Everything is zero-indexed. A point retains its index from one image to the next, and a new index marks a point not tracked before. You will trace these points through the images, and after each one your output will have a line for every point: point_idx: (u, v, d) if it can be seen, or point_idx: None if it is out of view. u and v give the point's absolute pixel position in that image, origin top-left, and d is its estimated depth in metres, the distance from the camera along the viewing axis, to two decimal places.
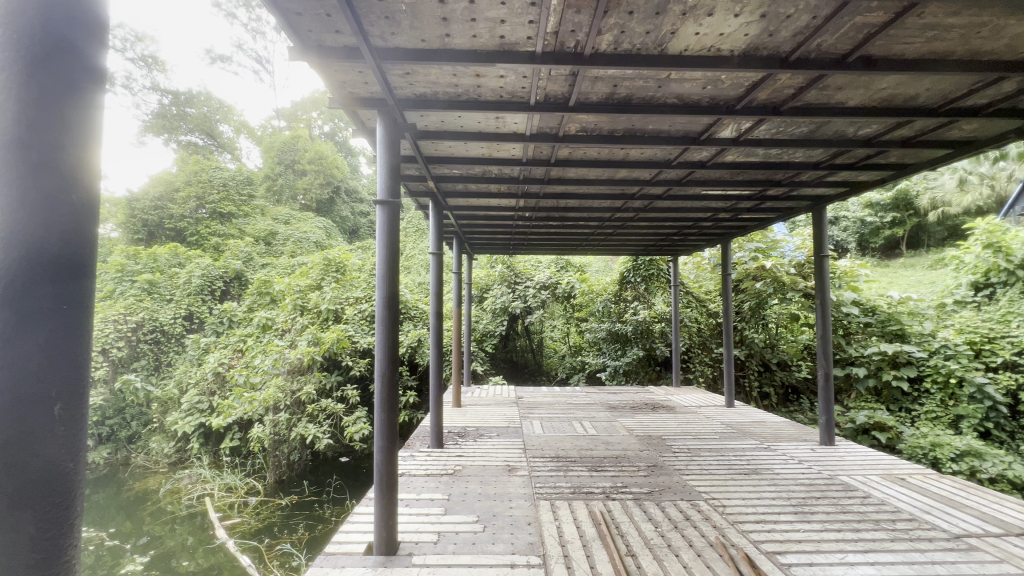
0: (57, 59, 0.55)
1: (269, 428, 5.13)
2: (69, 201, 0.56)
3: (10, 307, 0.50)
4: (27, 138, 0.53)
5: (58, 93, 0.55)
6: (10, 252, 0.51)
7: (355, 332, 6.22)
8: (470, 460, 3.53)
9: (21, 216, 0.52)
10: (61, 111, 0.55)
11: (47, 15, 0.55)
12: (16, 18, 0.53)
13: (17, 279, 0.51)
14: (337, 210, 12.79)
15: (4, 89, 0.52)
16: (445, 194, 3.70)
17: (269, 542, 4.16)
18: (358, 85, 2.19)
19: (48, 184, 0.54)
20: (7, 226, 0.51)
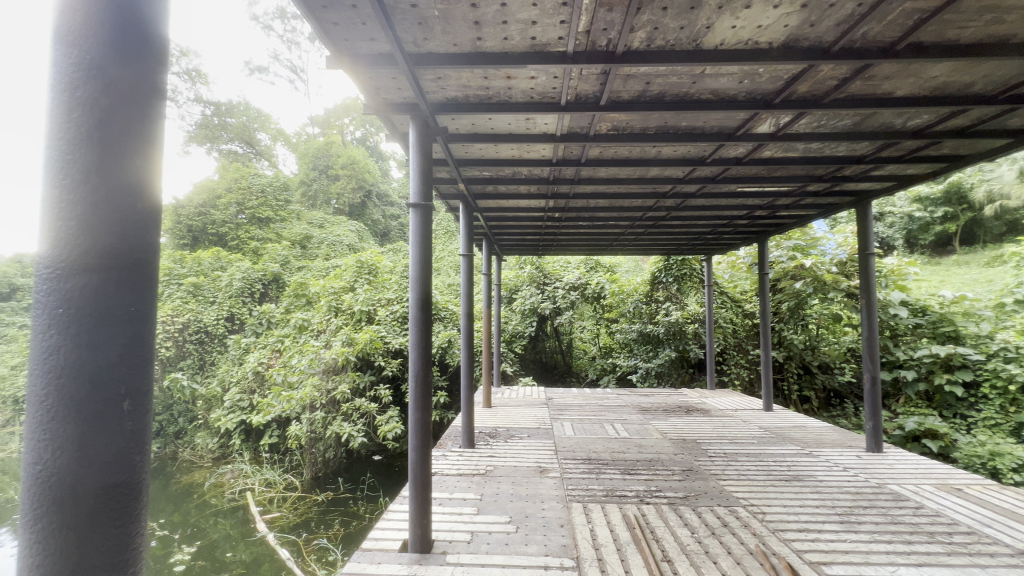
0: (127, 75, 0.58)
1: (305, 426, 5.29)
2: (137, 212, 0.59)
3: (87, 311, 0.54)
4: (100, 153, 0.56)
5: (126, 110, 0.58)
6: (87, 260, 0.55)
7: (387, 333, 6.33)
8: (501, 460, 3.55)
9: (94, 221, 0.55)
10: (129, 127, 0.58)
11: (116, 36, 0.58)
12: (91, 41, 0.57)
13: (93, 286, 0.55)
14: (369, 213, 13.06)
15: (81, 112, 0.56)
16: (475, 196, 3.74)
17: (307, 536, 4.30)
18: (392, 91, 2.24)
19: (119, 197, 0.57)
20: (85, 235, 0.55)
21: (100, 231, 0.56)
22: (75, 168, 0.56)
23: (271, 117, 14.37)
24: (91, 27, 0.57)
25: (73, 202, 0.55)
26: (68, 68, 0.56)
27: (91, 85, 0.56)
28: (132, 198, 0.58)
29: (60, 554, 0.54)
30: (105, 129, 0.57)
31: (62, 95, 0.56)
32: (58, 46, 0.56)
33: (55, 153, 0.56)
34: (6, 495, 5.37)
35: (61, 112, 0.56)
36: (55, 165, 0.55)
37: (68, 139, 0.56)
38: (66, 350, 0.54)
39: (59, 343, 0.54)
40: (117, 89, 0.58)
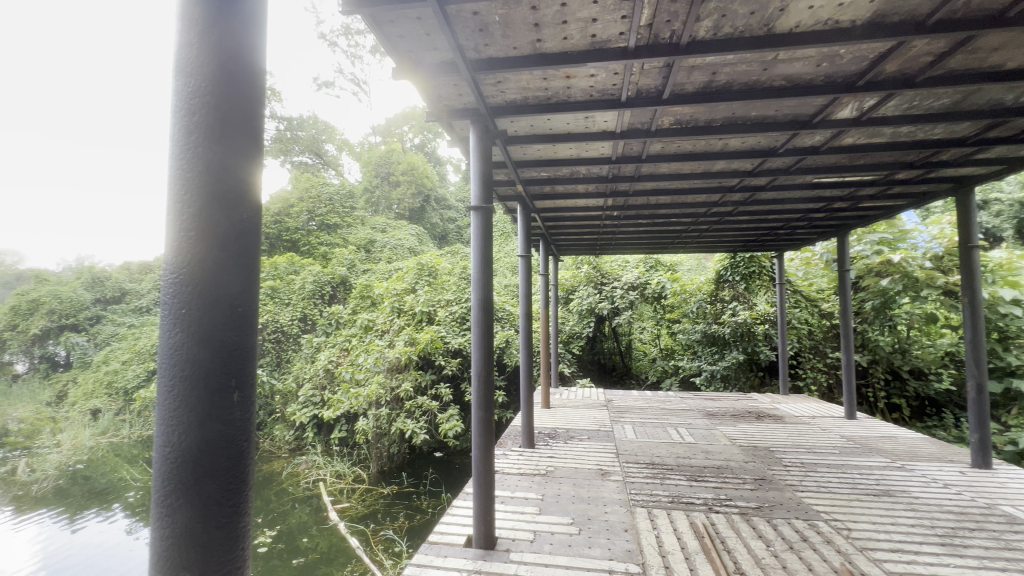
0: (232, 95, 0.64)
1: (372, 421, 5.55)
2: (243, 224, 0.65)
3: (206, 312, 0.61)
4: (215, 173, 0.63)
5: (233, 132, 0.64)
6: (206, 264, 0.61)
7: (447, 333, 6.49)
8: (562, 461, 3.53)
9: (212, 232, 0.62)
10: (236, 145, 0.65)
11: (224, 67, 0.64)
12: (206, 73, 0.63)
13: (210, 289, 0.61)
14: (428, 217, 13.45)
15: (200, 136, 0.63)
16: (532, 197, 3.76)
17: (374, 527, 4.51)
18: (453, 98, 2.31)
19: (229, 210, 0.63)
20: (205, 243, 0.62)
21: (211, 238, 0.62)
22: (189, 180, 0.62)
23: (338, 129, 15.26)
24: (203, 55, 0.63)
25: (190, 213, 0.62)
26: (184, 93, 0.63)
27: (203, 108, 0.63)
28: (235, 206, 0.64)
29: (178, 529, 0.61)
30: (215, 148, 0.63)
31: (180, 119, 0.63)
32: (175, 75, 0.64)
33: (174, 169, 0.62)
34: (121, 475, 6.08)
35: (180, 134, 0.63)
36: (175, 179, 0.62)
37: (184, 153, 0.62)
38: (188, 346, 0.61)
39: (180, 340, 0.61)
40: (221, 107, 0.63)
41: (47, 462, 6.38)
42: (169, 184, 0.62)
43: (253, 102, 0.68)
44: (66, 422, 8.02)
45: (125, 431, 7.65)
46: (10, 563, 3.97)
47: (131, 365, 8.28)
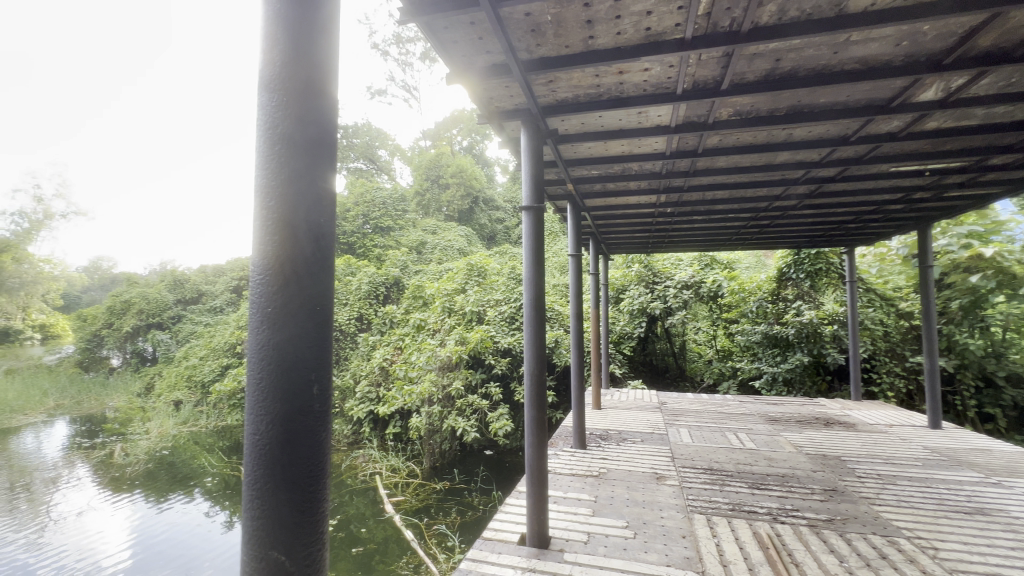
0: (310, 108, 0.70)
1: (425, 418, 5.70)
2: (320, 230, 0.70)
3: (290, 311, 0.67)
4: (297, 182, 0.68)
5: (310, 143, 0.70)
6: (291, 266, 0.67)
7: (497, 333, 6.53)
8: (615, 464, 3.48)
9: (295, 236, 0.68)
10: (315, 154, 0.70)
11: (303, 87, 0.70)
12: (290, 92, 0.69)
13: (294, 290, 0.67)
14: (476, 218, 13.62)
15: (285, 149, 0.69)
16: (582, 196, 3.73)
17: (428, 521, 4.64)
18: (505, 100, 2.34)
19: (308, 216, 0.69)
20: (289, 247, 0.68)
21: (293, 240, 0.68)
22: (272, 186, 0.68)
23: (390, 136, 15.92)
24: (285, 73, 0.69)
25: (274, 218, 0.67)
26: (268, 107, 0.69)
27: (284, 121, 0.69)
28: (313, 210, 0.69)
29: (267, 511, 0.67)
30: (294, 158, 0.69)
31: (264, 132, 0.69)
32: (261, 92, 0.70)
33: (261, 179, 0.69)
34: (200, 463, 6.62)
35: (265, 145, 0.69)
36: (262, 187, 0.69)
37: (270, 163, 0.68)
38: (273, 342, 0.66)
39: (266, 334, 0.67)
40: (300, 117, 0.69)
41: (138, 447, 7.04)
42: (257, 192, 0.68)
43: (328, 110, 0.74)
44: (153, 412, 8.83)
45: (203, 421, 8.30)
46: (107, 539, 4.40)
47: (207, 360, 8.97)
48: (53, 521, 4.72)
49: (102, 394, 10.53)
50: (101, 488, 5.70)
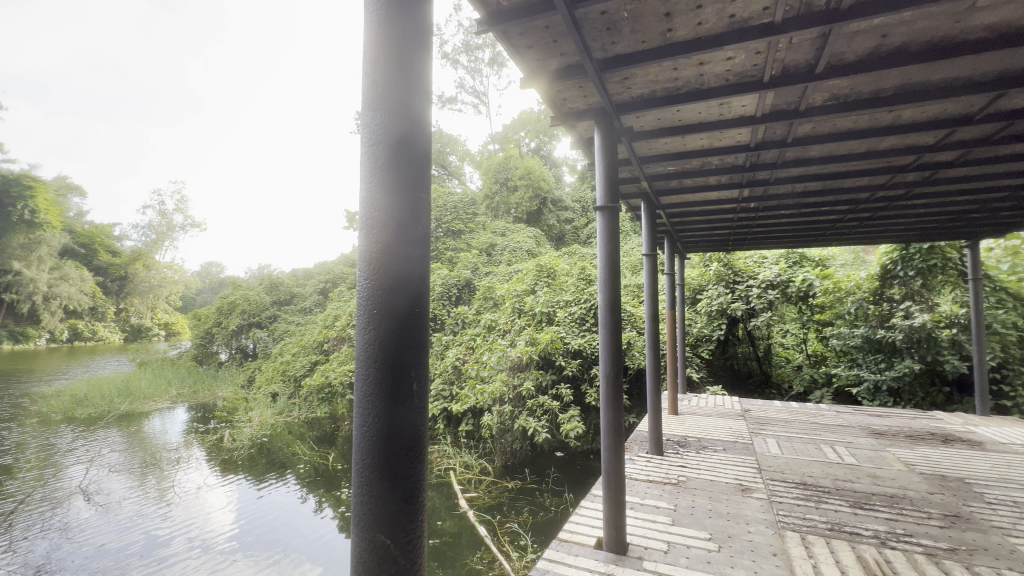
0: (407, 132, 0.80)
1: (496, 417, 5.81)
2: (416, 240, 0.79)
3: (392, 313, 0.75)
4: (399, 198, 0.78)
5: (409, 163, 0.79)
6: (394, 274, 0.76)
7: (567, 333, 6.39)
8: (695, 472, 3.32)
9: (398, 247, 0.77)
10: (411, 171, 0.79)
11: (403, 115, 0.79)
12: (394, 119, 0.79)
13: (395, 293, 0.76)
14: (545, 219, 13.62)
15: (388, 168, 0.78)
16: (658, 193, 3.60)
17: (500, 518, 4.72)
18: (578, 100, 2.33)
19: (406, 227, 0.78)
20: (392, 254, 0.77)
21: (393, 247, 0.77)
22: (377, 201, 0.78)
23: (460, 141, 16.43)
24: (387, 99, 0.80)
25: (380, 229, 0.77)
26: (374, 132, 0.79)
27: (385, 141, 0.78)
28: (410, 221, 0.79)
29: (372, 499, 0.75)
30: (395, 176, 0.78)
31: (368, 152, 0.80)
32: (369, 119, 0.80)
33: (370, 195, 0.79)
34: (294, 450, 7.23)
35: (371, 165, 0.79)
36: (370, 204, 0.78)
37: (377, 182, 0.78)
38: (378, 340, 0.75)
39: (371, 333, 0.76)
40: (399, 138, 0.79)
41: (243, 433, 7.82)
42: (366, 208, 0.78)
43: (422, 131, 0.83)
44: (254, 402, 9.79)
45: (296, 412, 9.05)
46: (215, 516, 4.90)
47: (299, 357, 9.77)
48: (176, 496, 5.38)
49: (212, 384, 11.87)
50: (213, 469, 6.41)
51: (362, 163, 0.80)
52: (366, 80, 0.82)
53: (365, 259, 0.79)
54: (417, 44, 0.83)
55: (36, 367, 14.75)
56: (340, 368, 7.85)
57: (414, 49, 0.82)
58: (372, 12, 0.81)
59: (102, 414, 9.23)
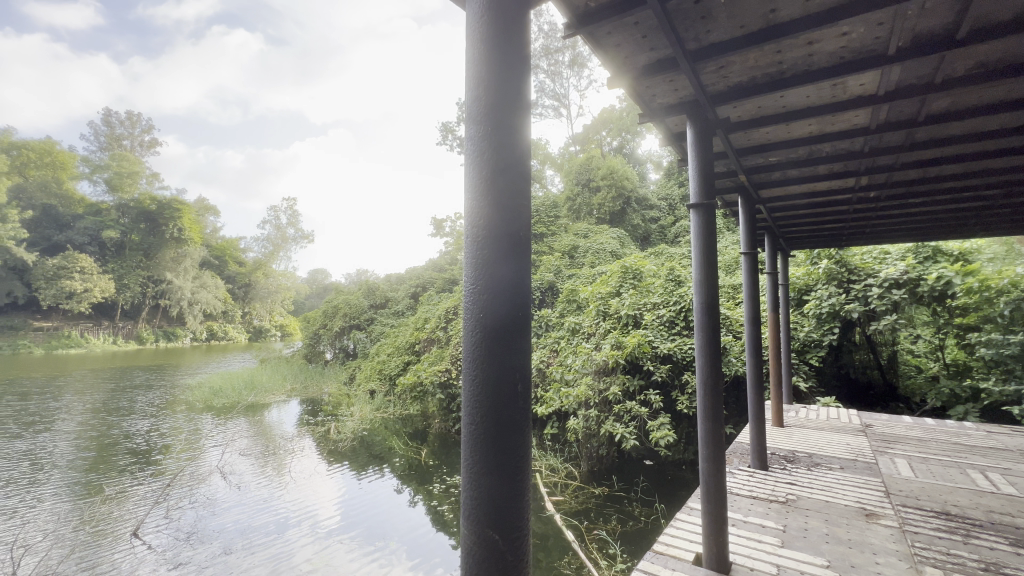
0: (507, 148, 0.86)
1: (582, 421, 5.71)
2: (518, 249, 0.84)
3: (498, 318, 0.80)
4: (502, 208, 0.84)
5: (511, 177, 0.85)
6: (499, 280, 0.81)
7: (655, 337, 6.06)
8: (806, 491, 3.02)
9: (503, 256, 0.82)
10: (512, 185, 0.85)
11: (503, 133, 0.86)
12: (497, 138, 0.86)
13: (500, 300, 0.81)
14: (629, 219, 13.20)
15: (493, 182, 0.85)
16: (757, 186, 3.35)
17: (587, 525, 4.65)
18: (668, 95, 2.25)
19: (510, 235, 0.83)
20: (499, 263, 0.82)
21: (498, 256, 0.83)
22: (483, 216, 0.85)
23: (541, 145, 16.49)
24: (489, 117, 0.87)
25: (486, 239, 0.84)
26: (481, 151, 0.87)
27: (490, 158, 0.86)
28: (513, 230, 0.84)
29: (481, 495, 0.79)
30: (497, 188, 0.85)
31: (474, 168, 0.87)
32: (476, 141, 0.87)
33: (478, 209, 0.86)
34: (390, 445, 7.73)
35: (479, 183, 0.86)
36: (479, 219, 0.85)
37: (484, 197, 0.85)
38: (486, 342, 0.81)
39: (479, 335, 0.82)
40: (501, 155, 0.85)
41: (346, 426, 8.51)
42: (475, 222, 0.85)
43: (521, 149, 0.88)
44: (355, 398, 10.62)
45: (391, 408, 9.63)
46: (322, 502, 5.38)
47: (393, 357, 10.40)
48: (293, 481, 6.03)
49: (320, 380, 13.09)
50: (322, 458, 7.06)
51: (470, 180, 0.88)
52: (471, 101, 0.89)
53: (471, 267, 0.85)
54: (516, 61, 0.88)
55: (183, 362, 17.32)
56: (430, 368, 8.23)
57: (513, 67, 0.88)
58: (475, 40, 0.89)
59: (233, 404, 10.60)
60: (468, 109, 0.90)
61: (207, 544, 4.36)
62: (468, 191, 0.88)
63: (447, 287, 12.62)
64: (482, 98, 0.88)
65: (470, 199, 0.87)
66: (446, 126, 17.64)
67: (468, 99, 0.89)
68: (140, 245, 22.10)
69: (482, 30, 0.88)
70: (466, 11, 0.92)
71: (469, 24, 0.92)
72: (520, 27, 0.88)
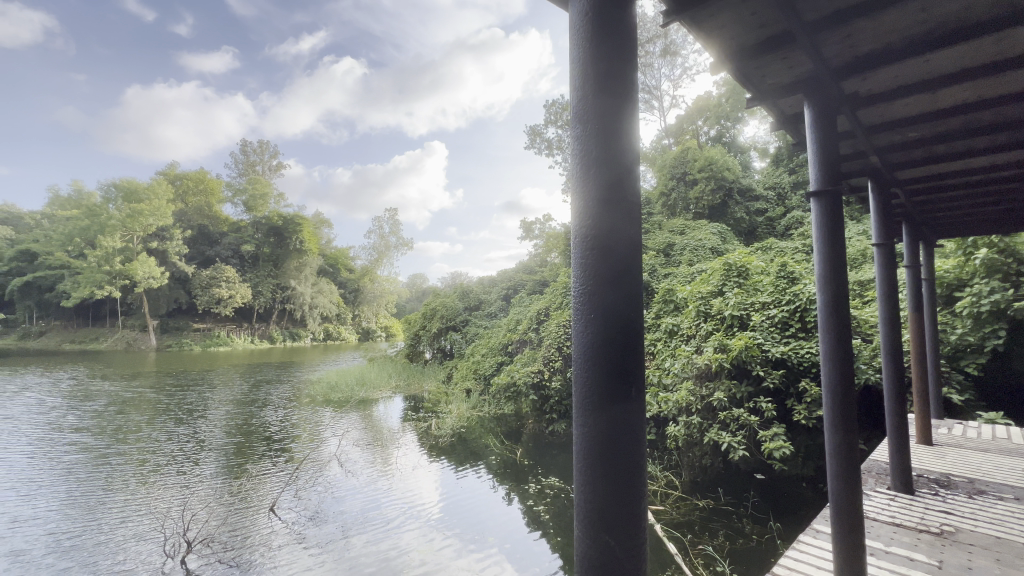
0: (616, 145, 0.84)
1: (682, 428, 5.38)
2: (628, 252, 0.82)
3: (608, 326, 0.80)
4: (608, 209, 0.83)
5: (619, 178, 0.84)
6: (611, 283, 0.81)
7: (765, 340, 5.52)
8: (967, 523, 2.56)
9: (613, 260, 0.82)
10: (620, 185, 0.84)
11: (608, 132, 0.85)
12: (603, 138, 0.85)
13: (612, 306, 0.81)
14: (731, 213, 12.21)
15: (600, 183, 0.84)
16: (892, 168, 2.93)
17: (691, 538, 4.38)
18: (781, 74, 2.05)
19: (619, 237, 0.82)
20: (608, 269, 0.81)
21: (607, 260, 0.82)
22: (590, 217, 0.84)
23: None
24: (596, 114, 0.85)
25: (593, 240, 0.83)
26: (587, 154, 0.86)
27: (597, 156, 0.85)
28: (620, 229, 0.82)
29: (593, 496, 0.81)
30: (605, 187, 0.83)
31: (580, 163, 0.87)
32: (583, 144, 0.87)
33: (584, 213, 0.85)
34: (486, 443, 7.98)
35: (586, 188, 0.85)
36: (585, 221, 0.85)
37: (591, 200, 0.84)
38: (596, 348, 0.81)
39: (589, 338, 0.83)
40: (609, 151, 0.84)
41: (446, 423, 8.95)
42: (582, 225, 0.85)
43: (628, 147, 0.86)
44: (453, 396, 11.13)
45: (486, 407, 9.92)
46: (427, 494, 5.70)
47: (487, 357, 10.71)
48: (399, 471, 6.50)
49: (421, 379, 13.91)
50: (424, 452, 7.49)
51: (577, 181, 0.88)
52: (576, 100, 0.89)
53: (579, 272, 0.85)
54: (622, 53, 0.86)
55: (306, 360, 19.49)
56: (523, 369, 8.35)
57: (617, 57, 0.86)
58: (579, 41, 0.88)
59: (348, 398, 11.69)
60: (574, 110, 0.89)
61: (329, 523, 4.85)
62: (574, 194, 0.88)
63: (537, 289, 12.71)
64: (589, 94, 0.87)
65: (577, 203, 0.87)
66: (533, 130, 17.79)
67: (575, 99, 0.89)
68: (271, 256, 25.29)
69: (588, 24, 0.87)
70: (571, 8, 0.90)
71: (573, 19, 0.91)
72: (624, 18, 0.85)
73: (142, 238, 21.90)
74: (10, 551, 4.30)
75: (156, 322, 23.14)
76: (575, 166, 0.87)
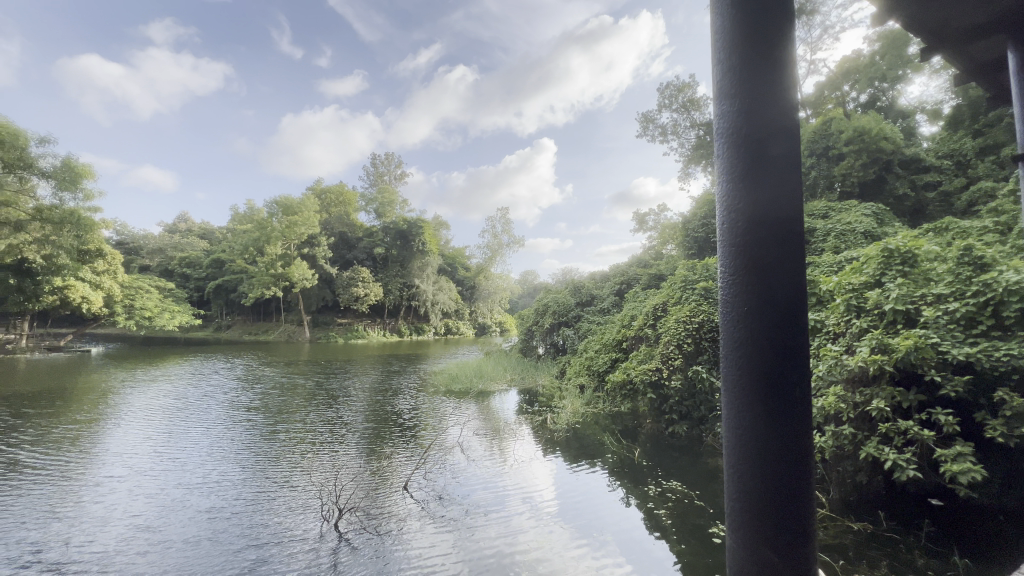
0: (771, 145, 0.84)
1: (830, 439, 4.63)
2: (786, 253, 0.82)
3: (765, 329, 0.81)
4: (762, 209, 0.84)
5: (774, 173, 0.84)
6: (765, 285, 0.82)
7: (942, 339, 4.49)
8: None
9: (769, 261, 0.82)
10: (776, 182, 0.84)
11: (760, 125, 0.85)
12: (756, 137, 0.85)
13: (767, 308, 0.81)
14: (891, 189, 10.41)
15: (755, 183, 0.85)
16: None
17: (844, 565, 3.85)
18: (973, 15, 2.02)
19: (775, 236, 0.82)
20: (763, 273, 0.82)
21: (763, 259, 0.82)
22: (743, 217, 0.86)
23: None
24: (748, 112, 0.87)
25: (747, 239, 0.85)
26: (736, 153, 0.88)
27: (748, 156, 0.86)
28: (777, 226, 0.82)
29: (750, 500, 0.83)
30: (761, 194, 0.84)
31: (728, 165, 0.90)
32: (733, 144, 0.89)
33: (738, 212, 0.87)
34: (601, 440, 7.89)
35: (739, 188, 0.87)
36: (739, 223, 0.87)
37: (743, 202, 0.86)
38: (752, 350, 0.83)
39: (742, 338, 0.85)
40: (764, 150, 0.85)
41: (561, 418, 9.02)
42: (735, 228, 0.87)
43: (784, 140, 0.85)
44: (566, 391, 11.12)
45: (601, 404, 9.76)
46: (544, 487, 5.80)
47: (600, 353, 10.45)
48: (516, 462, 6.74)
49: (535, 373, 14.19)
50: (539, 446, 7.63)
51: (729, 182, 0.90)
52: (724, 103, 0.91)
53: (730, 274, 0.87)
54: (775, 44, 0.85)
55: (430, 353, 21.10)
56: (638, 367, 7.97)
57: (770, 49, 0.85)
58: (727, 43, 0.91)
59: (468, 389, 12.40)
60: (724, 110, 0.91)
61: (454, 505, 5.21)
62: (725, 197, 0.91)
63: (653, 283, 12.11)
64: (739, 101, 0.89)
65: (730, 205, 0.89)
66: (646, 116, 16.94)
67: (722, 99, 0.91)
68: (398, 257, 27.72)
69: (733, 24, 0.89)
70: (718, 12, 0.93)
71: (722, 27, 0.94)
72: (772, 12, 0.85)
73: (297, 246, 25.49)
74: (210, 507, 5.32)
75: (309, 317, 26.95)
76: (728, 166, 0.89)
